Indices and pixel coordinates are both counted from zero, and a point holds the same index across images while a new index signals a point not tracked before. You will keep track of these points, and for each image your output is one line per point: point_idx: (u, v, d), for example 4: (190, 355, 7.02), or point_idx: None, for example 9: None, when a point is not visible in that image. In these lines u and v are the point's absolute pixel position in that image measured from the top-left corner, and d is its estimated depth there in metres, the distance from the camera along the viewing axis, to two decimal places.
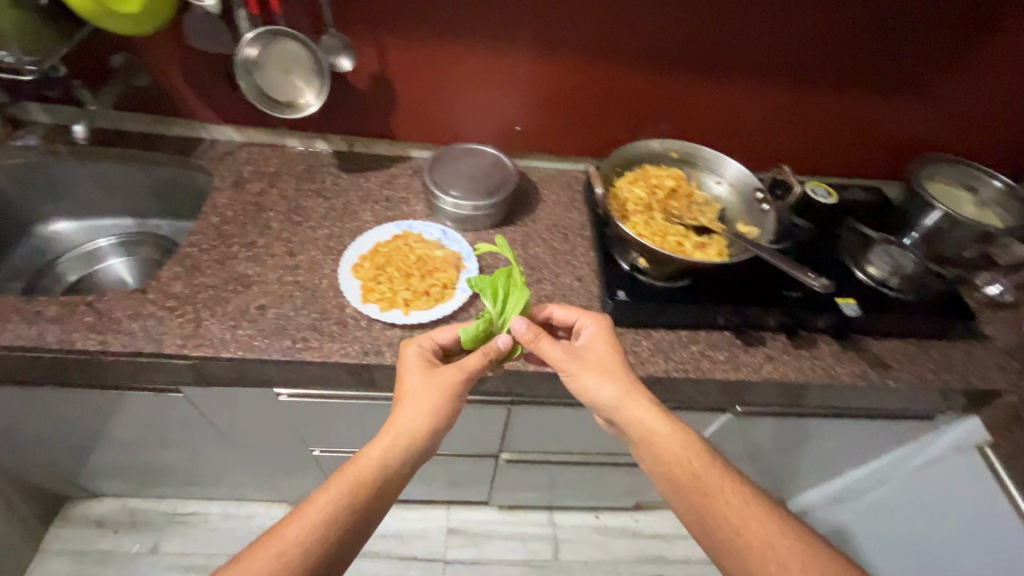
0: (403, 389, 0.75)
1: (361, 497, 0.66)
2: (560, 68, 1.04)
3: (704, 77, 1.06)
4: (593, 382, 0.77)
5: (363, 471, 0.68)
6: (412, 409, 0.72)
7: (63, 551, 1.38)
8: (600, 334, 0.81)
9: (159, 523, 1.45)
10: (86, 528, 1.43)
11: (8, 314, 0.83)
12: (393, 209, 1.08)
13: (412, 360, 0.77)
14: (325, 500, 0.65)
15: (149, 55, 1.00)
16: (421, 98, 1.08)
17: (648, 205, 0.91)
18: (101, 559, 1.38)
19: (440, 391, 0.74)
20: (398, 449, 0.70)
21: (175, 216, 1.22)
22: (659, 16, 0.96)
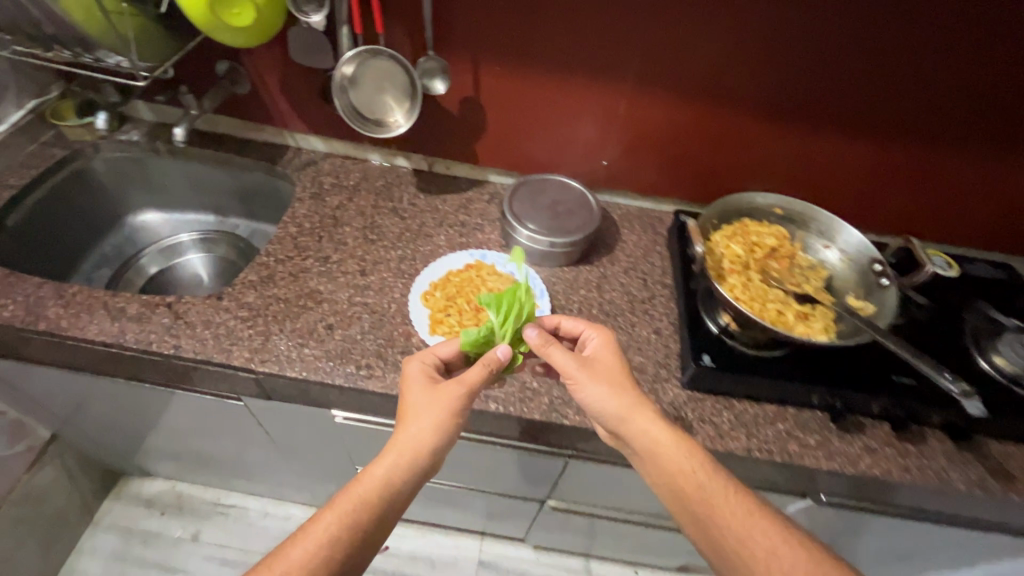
0: (404, 407, 0.72)
1: (364, 518, 0.64)
2: (658, 107, 0.98)
3: (816, 129, 0.97)
4: (599, 397, 0.73)
5: (366, 490, 0.66)
6: (413, 425, 0.69)
7: (114, 526, 1.43)
8: (607, 350, 0.77)
9: (202, 512, 1.48)
10: (136, 505, 1.47)
11: (95, 307, 0.85)
12: (466, 236, 1.05)
13: (414, 377, 0.74)
14: (328, 520, 0.63)
15: (251, 65, 1.02)
16: (508, 126, 1.05)
17: (746, 264, 0.83)
18: (146, 539, 1.42)
19: (443, 406, 0.70)
20: (399, 468, 0.68)
21: (254, 218, 1.24)
22: (777, 62, 0.89)
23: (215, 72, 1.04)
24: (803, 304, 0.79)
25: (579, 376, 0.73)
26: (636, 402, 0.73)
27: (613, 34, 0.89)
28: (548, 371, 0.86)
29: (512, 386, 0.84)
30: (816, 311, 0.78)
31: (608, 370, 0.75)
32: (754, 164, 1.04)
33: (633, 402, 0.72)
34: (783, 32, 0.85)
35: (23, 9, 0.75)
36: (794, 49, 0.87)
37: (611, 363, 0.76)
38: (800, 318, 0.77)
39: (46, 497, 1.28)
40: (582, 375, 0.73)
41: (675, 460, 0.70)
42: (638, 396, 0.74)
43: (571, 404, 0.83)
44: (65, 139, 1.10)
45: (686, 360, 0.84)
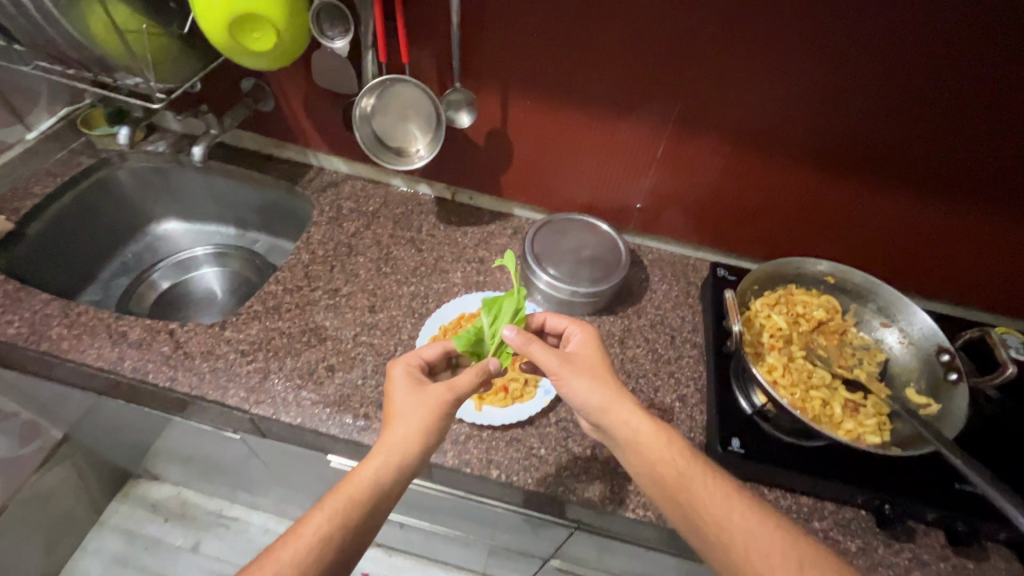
0: (391, 409, 0.68)
1: (355, 520, 0.59)
2: (701, 152, 0.90)
3: (879, 188, 0.87)
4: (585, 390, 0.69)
5: (358, 489, 0.61)
6: (404, 424, 0.65)
7: (118, 528, 1.43)
8: (590, 347, 0.75)
9: (204, 521, 1.47)
10: (141, 509, 1.47)
11: (98, 329, 0.83)
12: (484, 274, 1.00)
13: (400, 378, 0.70)
14: (318, 521, 0.58)
15: (276, 85, 0.99)
16: (537, 162, 0.98)
17: (789, 339, 0.74)
18: (147, 545, 1.42)
19: (435, 406, 0.67)
20: (392, 468, 0.63)
21: (273, 234, 1.22)
22: (840, 115, 0.79)
23: (240, 89, 1.01)
24: (853, 393, 0.70)
25: (561, 366, 0.70)
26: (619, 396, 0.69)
27: (656, 76, 0.81)
28: (557, 436, 0.79)
29: (517, 450, 0.77)
30: (867, 402, 0.69)
31: (593, 365, 0.72)
32: (803, 218, 0.95)
33: (617, 393, 0.69)
34: (852, 85, 0.76)
35: (42, 28, 0.73)
36: (863, 103, 0.77)
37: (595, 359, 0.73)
38: (850, 411, 0.68)
39: (54, 496, 1.29)
40: (561, 365, 0.70)
41: (669, 472, 0.65)
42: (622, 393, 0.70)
43: (580, 478, 0.76)
44: (93, 148, 1.09)
45: (712, 440, 0.76)
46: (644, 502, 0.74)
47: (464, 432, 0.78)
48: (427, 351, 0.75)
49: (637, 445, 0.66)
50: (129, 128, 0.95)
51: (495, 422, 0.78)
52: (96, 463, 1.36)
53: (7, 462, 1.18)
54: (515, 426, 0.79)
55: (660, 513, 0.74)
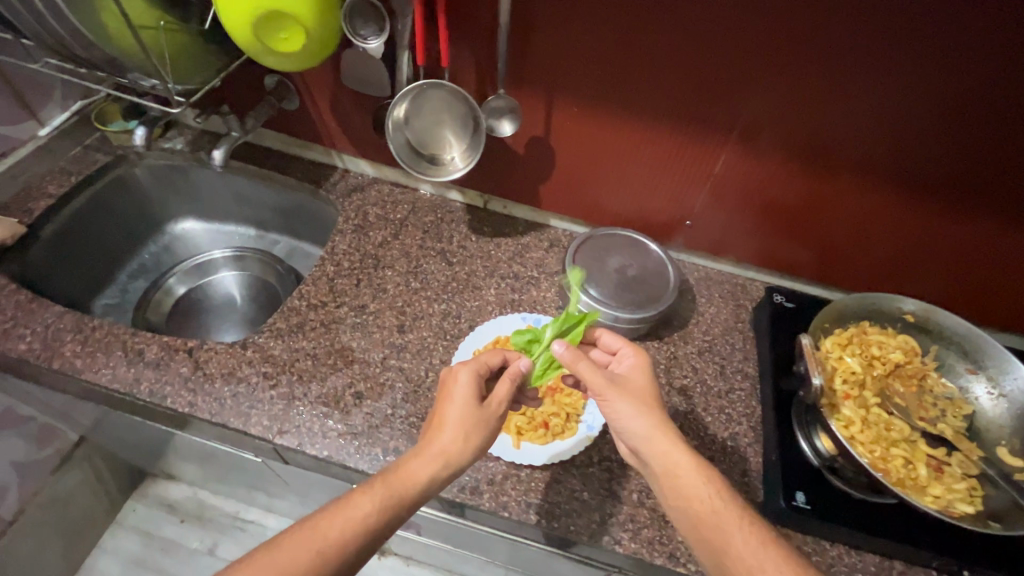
0: (444, 415, 0.63)
1: (398, 518, 0.57)
2: (764, 167, 0.81)
3: (974, 219, 0.78)
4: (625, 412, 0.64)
5: (407, 489, 0.58)
6: (461, 440, 0.61)
7: (134, 529, 1.41)
8: (642, 374, 0.69)
9: (221, 524, 1.44)
10: (159, 509, 1.45)
11: (114, 347, 0.79)
12: (519, 292, 0.93)
13: (465, 386, 0.65)
14: (366, 510, 0.55)
15: (302, 83, 0.92)
16: (580, 171, 0.91)
17: (864, 385, 0.67)
18: (164, 547, 1.40)
19: (488, 427, 0.64)
20: (442, 477, 0.60)
21: (294, 236, 1.16)
22: (940, 138, 0.70)
23: (263, 86, 0.94)
24: (935, 449, 0.63)
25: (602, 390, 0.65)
26: (665, 425, 0.63)
27: (723, 83, 0.73)
28: (600, 478, 0.73)
29: (558, 493, 0.72)
30: (953, 460, 0.62)
31: (639, 392, 0.66)
32: (878, 245, 0.86)
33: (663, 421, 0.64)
34: (958, 103, 0.67)
35: (51, 25, 0.67)
36: (969, 124, 0.68)
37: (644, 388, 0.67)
38: (935, 473, 0.61)
39: (71, 499, 1.27)
40: (602, 389, 0.65)
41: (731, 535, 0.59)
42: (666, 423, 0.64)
43: (626, 527, 0.70)
44: (109, 144, 1.04)
45: (774, 493, 0.69)
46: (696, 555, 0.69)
47: (500, 472, 0.73)
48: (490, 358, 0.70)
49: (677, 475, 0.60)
50: (146, 128, 0.88)
51: (535, 462, 0.73)
52: (114, 465, 1.33)
53: (24, 465, 1.16)
54: (555, 466, 0.74)
55: None
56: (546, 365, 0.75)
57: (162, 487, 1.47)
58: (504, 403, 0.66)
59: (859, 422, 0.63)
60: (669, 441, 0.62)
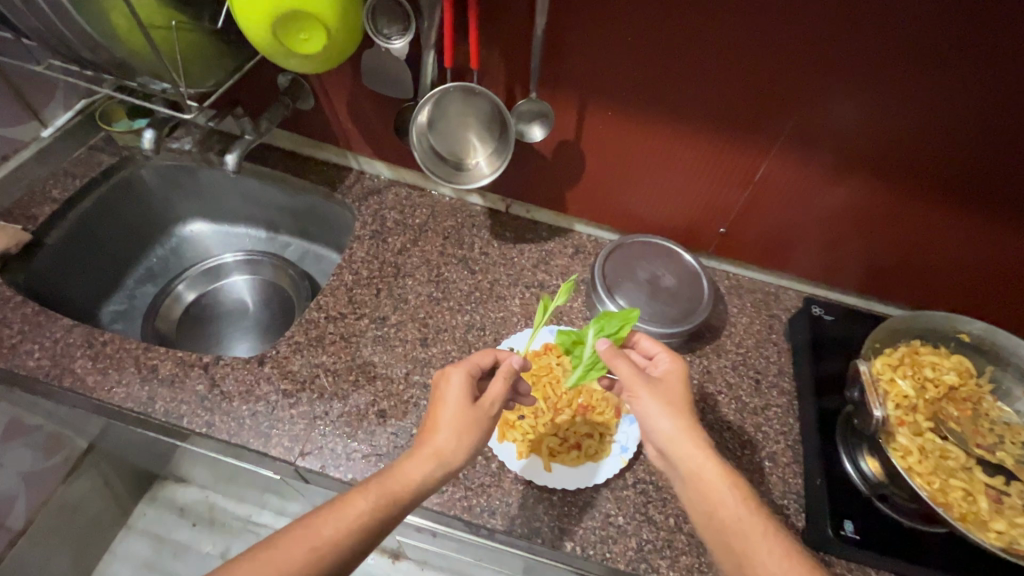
0: (439, 416, 0.60)
1: (396, 517, 0.53)
2: (808, 175, 0.77)
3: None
4: (664, 422, 0.60)
5: (405, 488, 0.54)
6: (456, 438, 0.58)
7: (146, 534, 1.39)
8: (676, 380, 0.65)
9: (232, 528, 1.39)
10: (170, 513, 1.41)
11: (127, 363, 0.76)
12: (545, 302, 0.89)
13: (457, 386, 0.62)
14: (363, 507, 0.51)
15: (318, 82, 0.88)
16: (611, 176, 0.87)
17: (917, 409, 0.64)
18: (176, 552, 1.38)
19: (483, 426, 0.61)
20: (439, 476, 0.56)
21: (307, 239, 1.12)
22: (1005, 149, 0.65)
23: (275, 85, 0.90)
24: (993, 478, 0.60)
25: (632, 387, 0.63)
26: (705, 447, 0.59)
27: (770, 88, 0.68)
28: (636, 502, 0.71)
29: (592, 518, 0.69)
30: (1013, 491, 0.59)
31: (673, 396, 0.63)
32: (927, 258, 0.82)
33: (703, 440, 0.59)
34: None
35: (55, 26, 0.63)
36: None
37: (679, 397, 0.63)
38: (994, 505, 0.58)
39: (81, 506, 1.24)
40: (634, 387, 0.63)
41: None
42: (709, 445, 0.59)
43: (664, 554, 0.67)
44: (114, 145, 1.00)
45: (820, 519, 0.68)
46: None
47: (532, 496, 0.70)
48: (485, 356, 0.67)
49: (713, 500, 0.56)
50: (154, 131, 0.83)
51: (568, 485, 0.70)
52: (124, 471, 1.31)
53: (34, 474, 1.14)
54: (589, 489, 0.71)
55: None
56: (586, 369, 0.71)
57: (171, 490, 1.43)
58: (498, 402, 0.62)
59: (915, 452, 0.61)
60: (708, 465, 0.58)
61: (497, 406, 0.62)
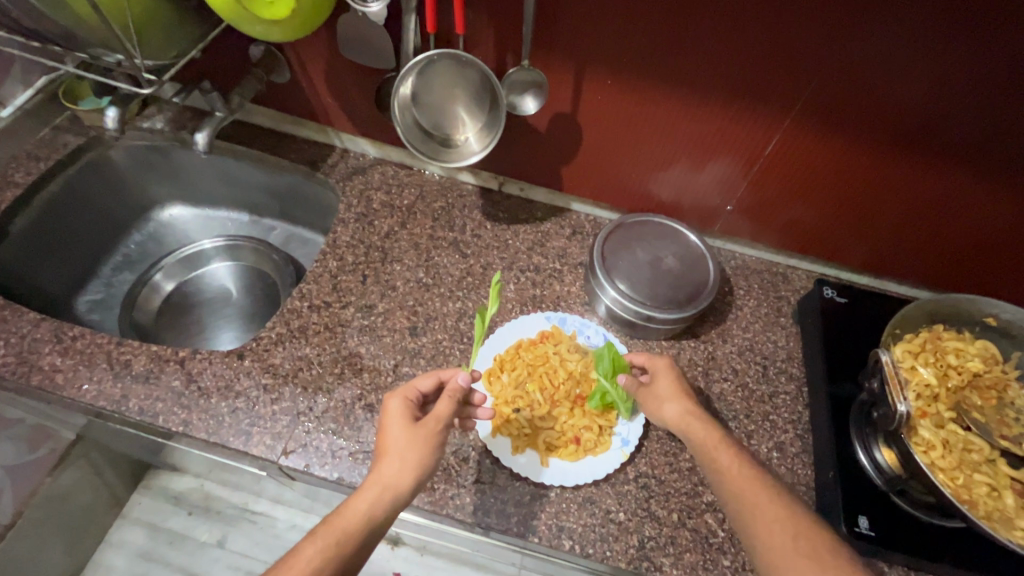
0: (384, 444, 0.58)
1: (350, 558, 0.50)
2: (821, 148, 0.71)
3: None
4: (670, 413, 0.64)
5: (353, 524, 0.52)
6: (399, 462, 0.56)
7: (141, 524, 1.21)
8: (663, 372, 0.68)
9: (230, 515, 1.17)
10: (163, 500, 1.21)
11: (99, 359, 0.72)
12: (541, 287, 0.84)
13: (395, 412, 0.61)
14: (311, 555, 0.49)
15: (291, 53, 0.82)
16: (609, 151, 0.81)
17: (939, 399, 0.61)
18: (172, 541, 1.19)
19: (430, 445, 0.58)
20: (387, 504, 0.54)
21: (291, 222, 1.06)
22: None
23: (247, 58, 0.84)
24: (1020, 471, 0.56)
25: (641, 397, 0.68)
26: (711, 430, 0.61)
27: (782, 52, 0.62)
28: (637, 498, 0.67)
29: (592, 515, 0.66)
30: None
31: (666, 393, 0.66)
32: (947, 236, 0.77)
33: (704, 420, 0.62)
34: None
35: None
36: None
37: (671, 392, 0.66)
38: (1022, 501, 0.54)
39: (77, 500, 1.10)
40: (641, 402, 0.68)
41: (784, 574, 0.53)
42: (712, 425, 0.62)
43: (667, 551, 0.64)
44: (80, 124, 0.93)
45: (832, 515, 0.64)
46: None
47: (527, 493, 0.66)
48: (425, 381, 0.64)
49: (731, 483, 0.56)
50: (118, 109, 0.76)
51: (567, 481, 0.66)
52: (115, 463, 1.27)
53: None
54: (587, 485, 0.67)
55: None
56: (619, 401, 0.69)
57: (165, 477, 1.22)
58: (445, 418, 0.60)
59: (938, 446, 0.57)
60: (724, 453, 0.59)
61: (444, 423, 0.60)
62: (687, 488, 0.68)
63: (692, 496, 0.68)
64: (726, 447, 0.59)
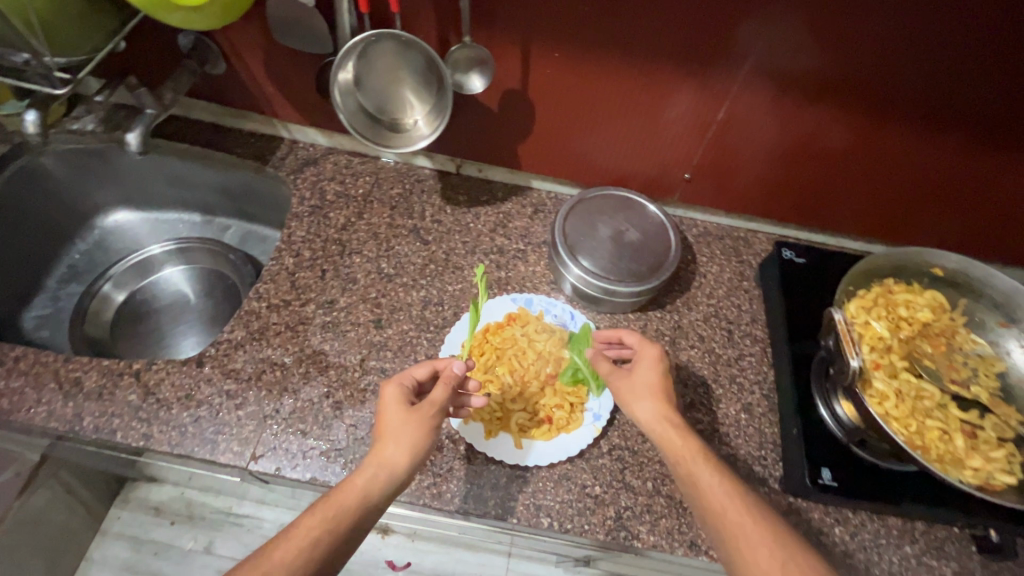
0: (382, 428, 0.58)
1: (347, 533, 0.50)
2: (773, 109, 0.71)
3: (1011, 157, 0.70)
4: (642, 411, 0.62)
5: (350, 502, 0.51)
6: (396, 444, 0.56)
7: (122, 538, 1.12)
8: (649, 366, 0.66)
9: (214, 520, 1.10)
10: (145, 512, 1.13)
11: (47, 380, 0.68)
12: (506, 269, 0.84)
13: (393, 396, 0.60)
14: (309, 527, 0.49)
15: (223, 41, 0.77)
16: (565, 125, 0.79)
17: (892, 350, 0.62)
18: (157, 552, 1.12)
19: (426, 429, 0.58)
20: (384, 484, 0.54)
21: (245, 219, 1.02)
22: (985, 69, 0.61)
23: (177, 48, 0.79)
24: (967, 413, 0.59)
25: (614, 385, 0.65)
26: (688, 442, 0.59)
27: (729, 13, 0.61)
28: (612, 470, 0.68)
29: (569, 491, 0.67)
30: (987, 425, 0.58)
31: (644, 390, 0.64)
32: (897, 188, 0.78)
33: (679, 429, 0.60)
34: (1011, 28, 0.57)
35: None
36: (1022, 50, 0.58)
37: (651, 387, 0.64)
38: (970, 443, 0.57)
39: (44, 527, 1.01)
40: (614, 386, 0.65)
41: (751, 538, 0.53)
42: (689, 435, 0.60)
43: (643, 519, 0.66)
44: None
45: (799, 469, 0.67)
46: None
47: (504, 475, 0.67)
48: (423, 368, 0.64)
49: (712, 501, 0.55)
50: (37, 112, 0.70)
51: (541, 460, 0.67)
52: None
53: None
54: (563, 461, 0.68)
55: None
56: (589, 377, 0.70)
57: (144, 488, 1.13)
58: (443, 404, 0.59)
59: (892, 396, 0.59)
60: (702, 467, 0.57)
61: (440, 409, 0.59)
62: (660, 456, 0.70)
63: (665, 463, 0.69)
64: (703, 462, 0.57)
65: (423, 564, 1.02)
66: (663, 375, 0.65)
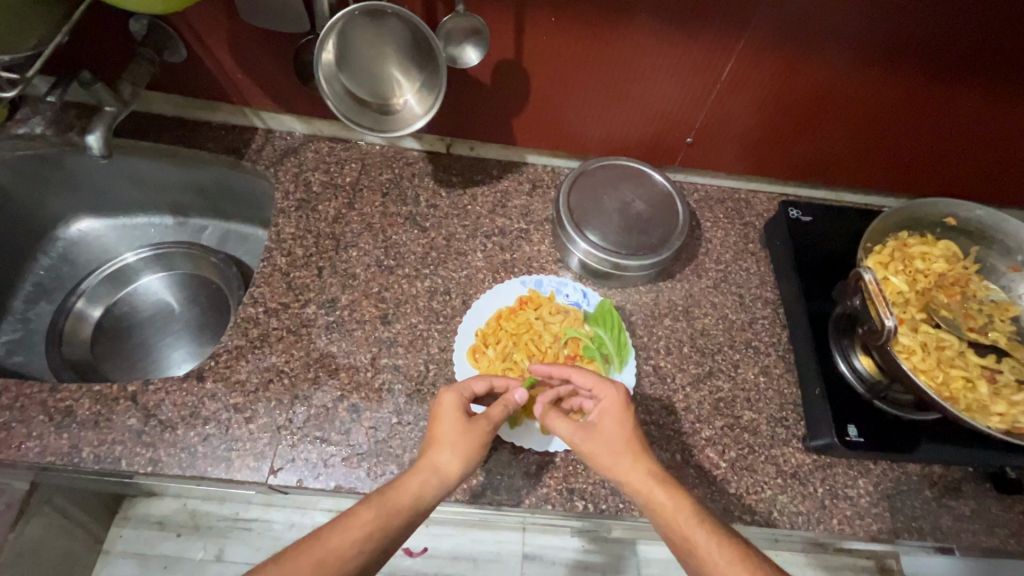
0: (437, 431, 0.57)
1: (399, 533, 0.50)
2: (778, 66, 0.69)
3: (1011, 102, 0.69)
4: (627, 471, 0.55)
5: (403, 501, 0.51)
6: (452, 451, 0.55)
7: (128, 556, 1.00)
8: (615, 416, 0.59)
9: (223, 527, 1.01)
10: (151, 527, 1.01)
11: (35, 412, 0.63)
12: (511, 250, 0.80)
13: (451, 403, 0.59)
14: (365, 519, 0.49)
15: (182, 25, 0.70)
16: (561, 94, 0.76)
17: (910, 303, 0.64)
18: (167, 566, 0.99)
19: (480, 440, 0.57)
20: (435, 489, 0.53)
21: (222, 217, 0.96)
22: (995, 13, 0.59)
23: (130, 37, 0.72)
24: (986, 359, 0.60)
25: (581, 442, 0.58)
26: (676, 498, 0.53)
27: None
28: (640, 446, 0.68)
29: (600, 472, 0.66)
30: (1004, 367, 0.60)
31: (618, 444, 0.57)
32: (897, 140, 0.78)
33: (669, 486, 0.54)
34: None
35: None
36: None
37: (622, 441, 0.57)
38: (993, 388, 0.58)
39: (46, 555, 0.91)
40: (583, 447, 0.58)
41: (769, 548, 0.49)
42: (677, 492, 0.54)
43: None
44: None
45: (825, 427, 0.67)
46: (750, 505, 0.65)
47: (535, 463, 0.66)
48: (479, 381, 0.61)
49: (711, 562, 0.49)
50: None
51: (569, 444, 0.66)
52: None
53: None
54: None
55: (771, 516, 0.65)
56: (614, 354, 0.71)
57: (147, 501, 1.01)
58: (494, 422, 0.58)
59: (918, 349, 0.60)
60: (697, 529, 0.51)
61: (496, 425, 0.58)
62: (685, 427, 0.69)
63: (692, 434, 0.69)
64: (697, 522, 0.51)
65: (440, 549, 0.98)
66: (629, 422, 0.58)
